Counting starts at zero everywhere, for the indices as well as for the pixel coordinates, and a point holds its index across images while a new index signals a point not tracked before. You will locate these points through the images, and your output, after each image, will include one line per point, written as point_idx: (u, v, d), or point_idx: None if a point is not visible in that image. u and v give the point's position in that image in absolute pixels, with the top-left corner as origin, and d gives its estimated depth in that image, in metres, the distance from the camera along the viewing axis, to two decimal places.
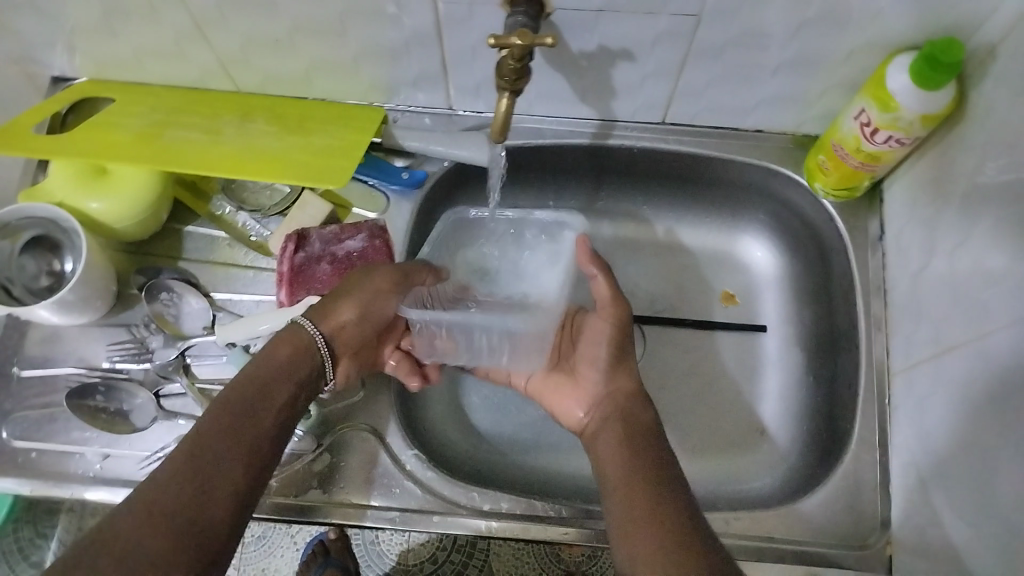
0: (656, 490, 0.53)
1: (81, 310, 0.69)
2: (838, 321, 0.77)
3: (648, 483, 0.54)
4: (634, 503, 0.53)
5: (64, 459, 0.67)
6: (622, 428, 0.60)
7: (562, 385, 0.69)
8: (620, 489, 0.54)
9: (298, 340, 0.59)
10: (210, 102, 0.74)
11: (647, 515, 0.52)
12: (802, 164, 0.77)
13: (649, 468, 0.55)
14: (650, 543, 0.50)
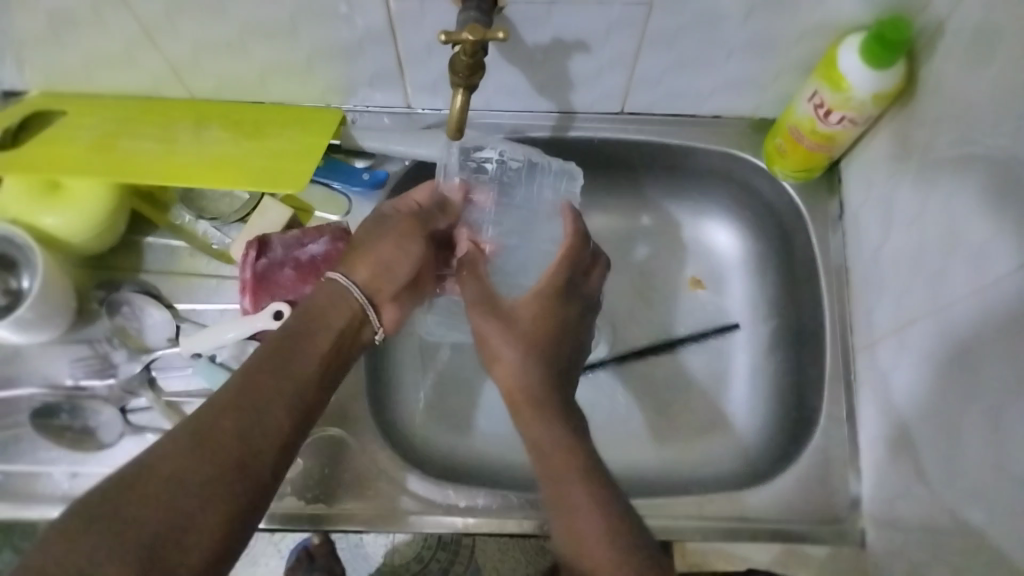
0: (581, 479, 0.54)
1: (41, 328, 0.68)
2: (803, 301, 0.77)
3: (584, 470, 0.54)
4: (566, 492, 0.53)
5: (31, 479, 0.67)
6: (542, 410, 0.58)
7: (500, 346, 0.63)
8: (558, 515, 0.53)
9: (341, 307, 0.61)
10: (164, 111, 0.73)
11: (585, 507, 0.53)
12: (761, 147, 0.78)
13: (577, 452, 0.55)
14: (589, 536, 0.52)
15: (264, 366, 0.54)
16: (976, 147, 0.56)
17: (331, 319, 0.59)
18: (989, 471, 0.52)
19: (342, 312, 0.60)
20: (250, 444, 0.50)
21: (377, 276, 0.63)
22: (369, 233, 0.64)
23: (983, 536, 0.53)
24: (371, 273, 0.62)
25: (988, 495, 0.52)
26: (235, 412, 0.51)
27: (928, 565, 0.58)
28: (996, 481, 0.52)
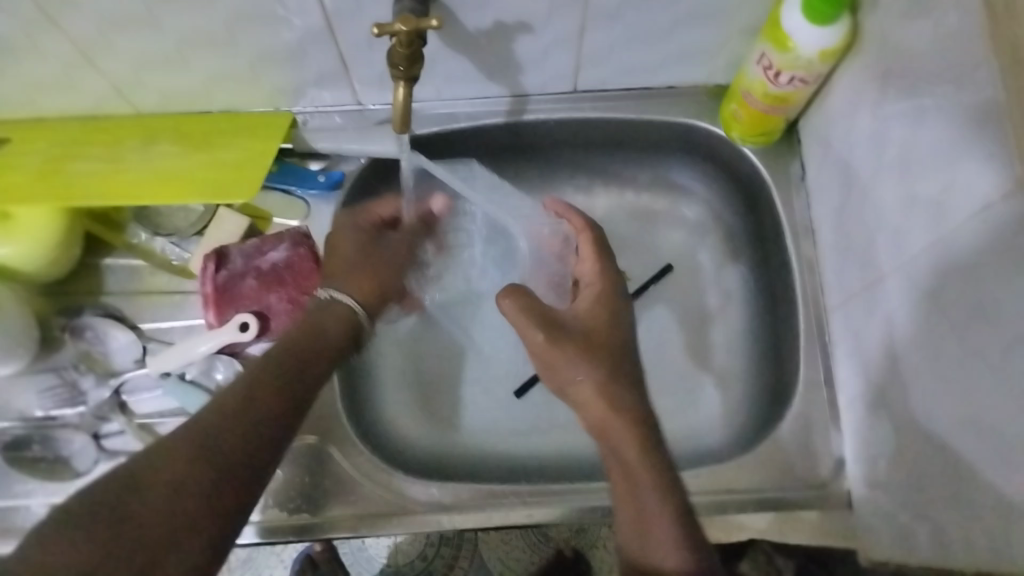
0: (651, 488, 0.54)
1: (2, 360, 0.67)
2: (773, 266, 0.77)
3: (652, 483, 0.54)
4: (631, 528, 0.54)
5: (9, 514, 0.65)
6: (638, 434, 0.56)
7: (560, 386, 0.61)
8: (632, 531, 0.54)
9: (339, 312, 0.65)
10: (110, 131, 0.72)
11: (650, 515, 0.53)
12: (717, 114, 0.77)
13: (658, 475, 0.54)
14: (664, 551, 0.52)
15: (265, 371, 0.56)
16: (925, 98, 0.55)
17: (333, 327, 0.64)
18: (965, 420, 0.52)
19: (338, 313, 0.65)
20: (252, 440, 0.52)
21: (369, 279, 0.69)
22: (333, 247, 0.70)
23: (963, 487, 0.53)
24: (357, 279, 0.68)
25: (966, 446, 0.52)
26: (242, 415, 0.53)
27: (913, 521, 0.58)
28: (973, 431, 0.51)
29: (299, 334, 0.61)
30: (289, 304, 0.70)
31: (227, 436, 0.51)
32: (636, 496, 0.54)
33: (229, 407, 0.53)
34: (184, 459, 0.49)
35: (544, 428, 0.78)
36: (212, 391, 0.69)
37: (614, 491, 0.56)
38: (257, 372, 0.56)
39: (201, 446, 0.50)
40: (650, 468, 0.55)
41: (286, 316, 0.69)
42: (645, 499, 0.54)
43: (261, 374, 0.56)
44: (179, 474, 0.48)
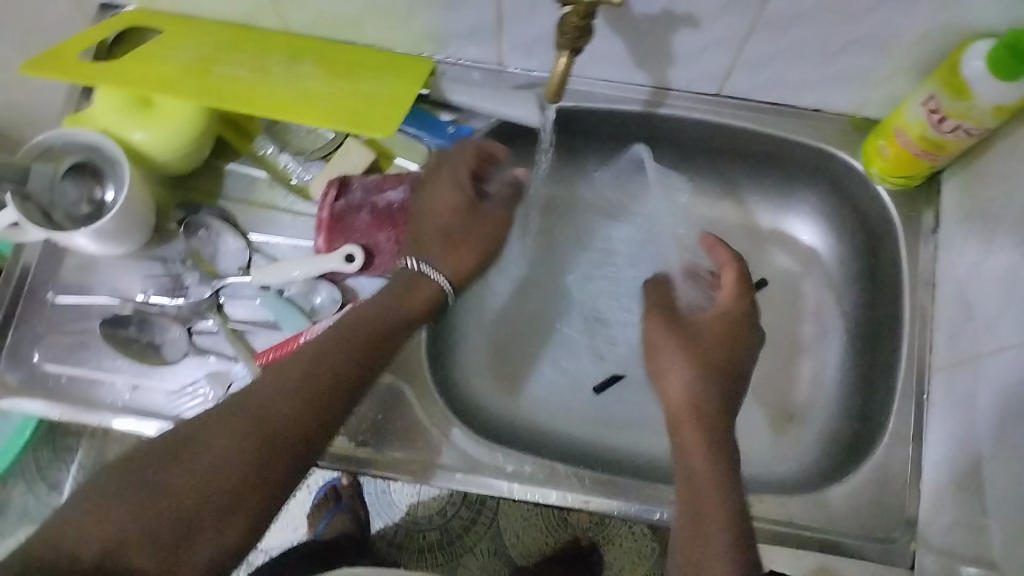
0: None
1: (119, 240, 0.69)
2: (881, 311, 0.75)
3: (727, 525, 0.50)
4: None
5: (94, 385, 0.69)
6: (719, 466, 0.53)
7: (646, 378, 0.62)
8: None
9: (422, 299, 0.65)
10: (259, 42, 0.73)
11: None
12: (858, 147, 0.75)
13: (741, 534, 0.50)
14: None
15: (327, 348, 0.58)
16: None
17: (418, 291, 0.66)
18: None
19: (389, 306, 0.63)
20: (301, 424, 0.54)
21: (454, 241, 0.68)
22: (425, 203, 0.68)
23: None
24: (458, 255, 0.68)
25: None
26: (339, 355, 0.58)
27: None
28: None
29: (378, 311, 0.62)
30: (395, 245, 0.71)
31: (278, 414, 0.54)
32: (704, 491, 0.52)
33: (290, 385, 0.55)
34: (229, 437, 0.52)
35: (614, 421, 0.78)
36: (306, 313, 0.70)
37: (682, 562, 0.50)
38: (324, 344, 0.58)
39: (252, 425, 0.53)
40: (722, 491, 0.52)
41: (389, 256, 0.71)
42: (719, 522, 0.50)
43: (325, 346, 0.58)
44: (221, 452, 0.52)
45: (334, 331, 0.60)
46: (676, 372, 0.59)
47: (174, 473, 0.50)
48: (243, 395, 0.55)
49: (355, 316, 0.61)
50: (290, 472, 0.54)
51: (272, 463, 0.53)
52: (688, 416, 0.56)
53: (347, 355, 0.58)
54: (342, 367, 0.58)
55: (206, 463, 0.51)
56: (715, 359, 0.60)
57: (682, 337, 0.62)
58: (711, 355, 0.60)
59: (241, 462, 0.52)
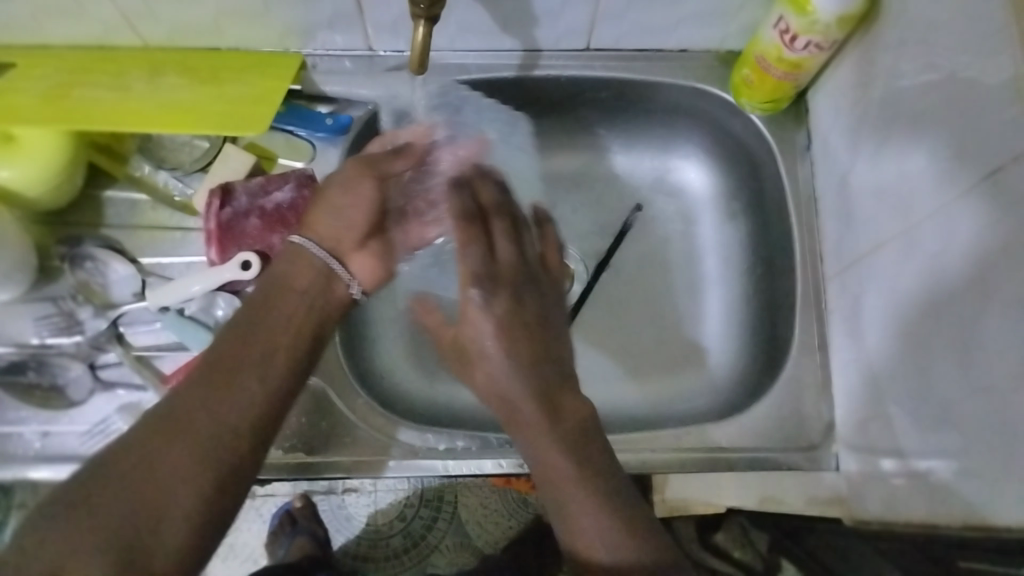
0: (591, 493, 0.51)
1: (2, 285, 0.66)
2: (774, 233, 0.78)
3: (603, 512, 0.51)
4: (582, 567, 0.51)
5: (1, 440, 0.66)
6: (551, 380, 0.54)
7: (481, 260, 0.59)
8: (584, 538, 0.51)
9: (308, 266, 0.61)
10: (115, 61, 0.70)
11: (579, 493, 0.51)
12: (727, 81, 0.77)
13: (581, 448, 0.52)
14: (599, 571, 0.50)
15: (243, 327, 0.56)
16: (939, 72, 0.56)
17: (299, 277, 0.60)
18: (958, 387, 0.53)
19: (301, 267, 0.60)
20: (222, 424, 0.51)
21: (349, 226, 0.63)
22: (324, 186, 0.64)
23: (950, 453, 0.54)
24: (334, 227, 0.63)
25: (959, 412, 0.53)
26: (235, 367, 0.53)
27: (897, 481, 0.60)
28: (966, 394, 0.52)
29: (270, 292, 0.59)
30: None
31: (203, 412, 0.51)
32: (608, 503, 0.51)
33: (215, 376, 0.53)
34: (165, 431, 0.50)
35: None
36: (211, 327, 0.69)
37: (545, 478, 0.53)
38: (244, 328, 0.56)
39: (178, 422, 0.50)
40: (593, 503, 0.51)
41: None
42: (602, 526, 0.50)
43: (244, 327, 0.56)
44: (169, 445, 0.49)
45: (234, 326, 0.56)
46: (494, 364, 0.54)
47: (164, 448, 0.49)
48: (173, 405, 0.51)
49: (246, 303, 0.58)
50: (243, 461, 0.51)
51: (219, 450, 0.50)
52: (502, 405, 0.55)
53: (272, 337, 0.56)
54: (273, 346, 0.56)
55: (135, 478, 0.47)
56: (547, 373, 0.54)
57: (513, 301, 0.55)
58: (516, 350, 0.54)
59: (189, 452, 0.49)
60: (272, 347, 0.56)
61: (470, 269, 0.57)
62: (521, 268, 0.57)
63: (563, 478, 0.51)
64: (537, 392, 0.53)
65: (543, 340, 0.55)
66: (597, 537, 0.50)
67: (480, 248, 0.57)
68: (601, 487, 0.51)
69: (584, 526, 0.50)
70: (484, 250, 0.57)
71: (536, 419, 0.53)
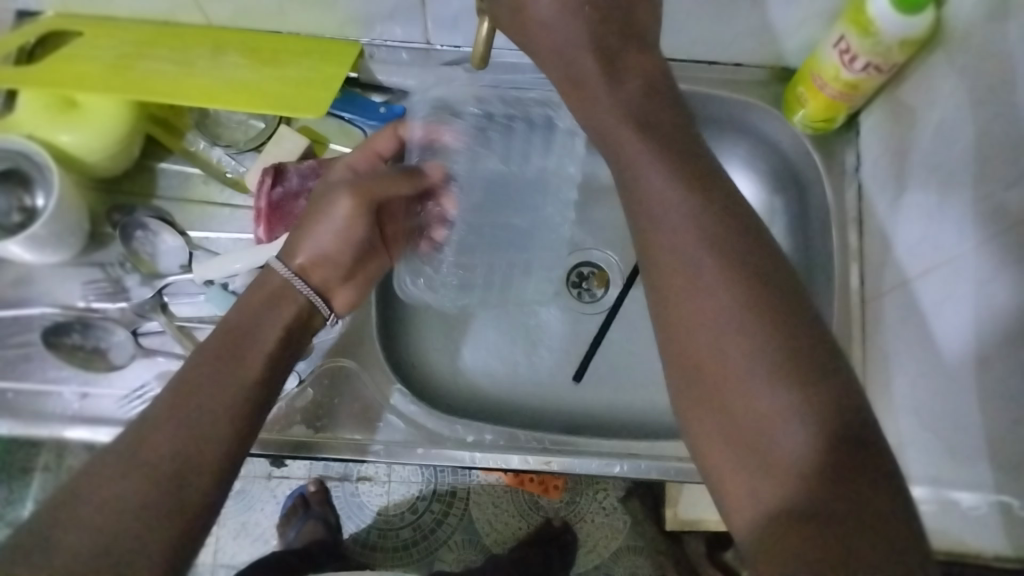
0: (774, 340, 0.43)
1: (54, 247, 0.67)
2: (815, 254, 0.78)
3: (767, 362, 0.43)
4: (728, 451, 0.43)
5: (41, 397, 0.68)
6: (690, 171, 0.49)
7: (574, 95, 0.55)
8: (783, 412, 0.41)
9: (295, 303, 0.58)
10: (179, 37, 0.71)
11: (768, 360, 0.43)
12: (780, 97, 0.77)
13: (753, 279, 0.45)
14: (739, 489, 0.42)
15: (235, 329, 0.55)
16: (1000, 103, 0.55)
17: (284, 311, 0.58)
18: (1005, 422, 0.53)
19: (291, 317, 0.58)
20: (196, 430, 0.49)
21: (338, 264, 0.62)
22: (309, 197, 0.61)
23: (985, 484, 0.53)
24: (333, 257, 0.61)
25: (1006, 448, 0.53)
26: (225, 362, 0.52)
27: None
28: (1011, 429, 0.52)
29: (259, 299, 0.57)
30: None
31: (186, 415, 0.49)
32: (779, 353, 0.43)
33: (191, 379, 0.51)
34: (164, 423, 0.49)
35: (570, 385, 0.79)
36: None
37: (701, 345, 0.45)
38: (231, 324, 0.55)
39: (177, 410, 0.49)
40: (757, 368, 0.43)
41: None
42: (766, 384, 0.42)
43: (235, 325, 0.55)
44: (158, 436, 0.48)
45: (216, 345, 0.53)
46: (663, 203, 0.48)
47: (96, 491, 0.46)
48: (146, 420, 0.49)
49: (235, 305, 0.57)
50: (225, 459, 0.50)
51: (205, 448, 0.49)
52: (641, 214, 0.49)
53: (201, 399, 0.50)
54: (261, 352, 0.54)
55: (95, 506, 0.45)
56: (733, 237, 0.47)
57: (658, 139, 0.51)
58: (650, 182, 0.49)
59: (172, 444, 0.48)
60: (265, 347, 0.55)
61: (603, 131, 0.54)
62: (649, 90, 0.54)
63: (717, 325, 0.44)
64: (715, 253, 0.46)
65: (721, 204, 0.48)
66: (779, 431, 0.41)
67: (605, 82, 0.53)
68: (794, 329, 0.43)
69: (740, 397, 0.43)
70: (605, 75, 0.53)
71: (707, 266, 0.46)
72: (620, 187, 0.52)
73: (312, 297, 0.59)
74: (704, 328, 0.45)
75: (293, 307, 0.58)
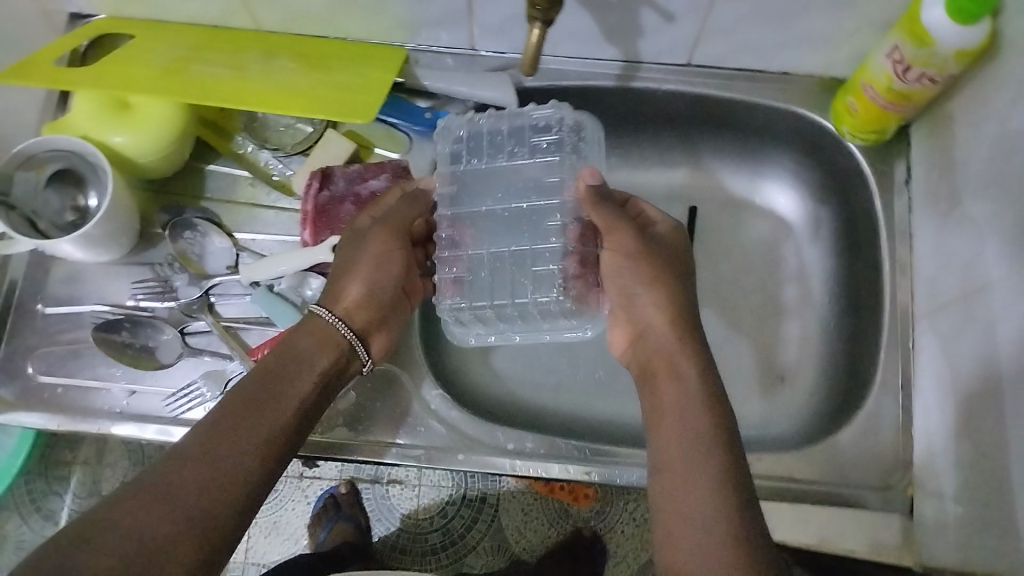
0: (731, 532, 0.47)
1: (106, 246, 0.68)
2: (862, 266, 0.77)
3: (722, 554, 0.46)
4: None
5: (89, 394, 0.68)
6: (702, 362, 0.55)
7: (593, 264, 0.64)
8: None
9: (327, 333, 0.59)
10: (230, 41, 0.72)
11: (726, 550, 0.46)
12: (828, 107, 0.76)
13: (734, 476, 0.49)
14: None
15: (269, 373, 0.55)
16: None
17: (322, 354, 0.58)
18: None
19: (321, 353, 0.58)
20: (226, 467, 0.49)
21: (371, 304, 0.63)
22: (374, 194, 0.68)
23: None
24: (358, 301, 0.62)
25: None
26: (272, 398, 0.54)
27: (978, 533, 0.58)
28: None
29: (281, 350, 0.57)
30: None
31: (223, 450, 0.50)
32: (735, 547, 0.46)
33: (240, 408, 0.52)
34: (197, 457, 0.49)
35: (609, 394, 0.79)
36: (297, 305, 0.71)
37: (670, 506, 0.50)
38: (270, 363, 0.56)
39: (214, 441, 0.50)
40: (703, 540, 0.47)
41: None
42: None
43: (274, 367, 0.56)
44: (194, 468, 0.48)
45: (253, 383, 0.54)
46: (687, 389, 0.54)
47: (130, 514, 0.45)
48: (176, 451, 0.49)
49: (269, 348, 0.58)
50: (248, 499, 0.49)
51: (230, 483, 0.49)
52: (661, 368, 0.56)
53: (234, 439, 0.50)
54: (294, 402, 0.54)
55: (129, 523, 0.45)
56: (717, 416, 0.52)
57: (675, 293, 0.59)
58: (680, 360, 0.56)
59: (202, 478, 0.48)
60: (301, 387, 0.56)
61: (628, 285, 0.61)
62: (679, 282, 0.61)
63: (692, 504, 0.48)
64: (709, 411, 0.52)
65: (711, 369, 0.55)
66: None
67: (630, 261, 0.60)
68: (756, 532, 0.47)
69: (684, 552, 0.47)
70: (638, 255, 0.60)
71: (698, 448, 0.50)
72: (637, 348, 0.60)
73: (352, 342, 0.61)
74: (676, 500, 0.49)
75: (327, 355, 0.59)
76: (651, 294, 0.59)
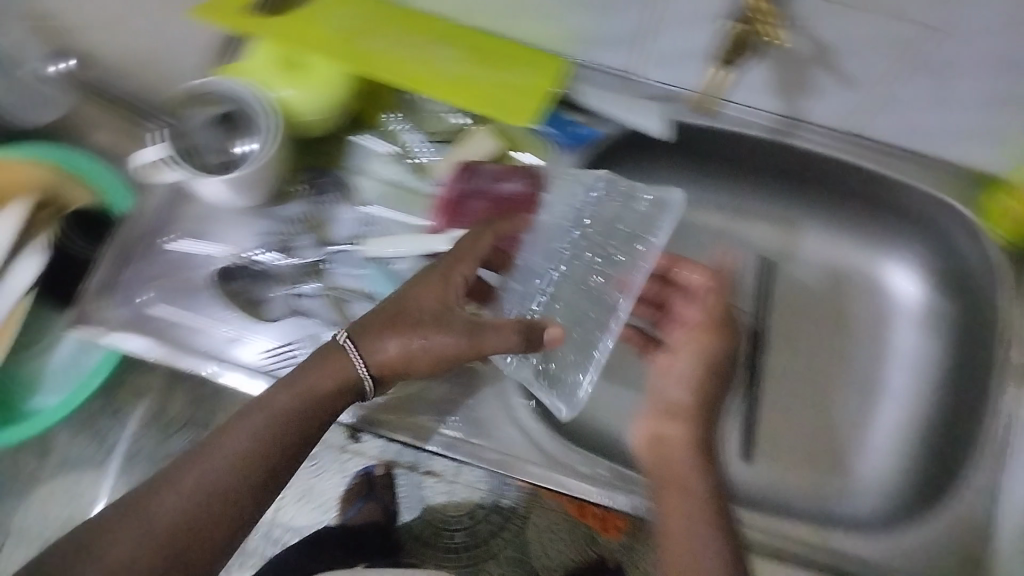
0: None
1: (248, 194, 0.69)
2: (975, 369, 0.74)
3: None
4: None
5: (190, 333, 0.69)
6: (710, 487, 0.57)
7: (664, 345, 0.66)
8: None
9: (339, 368, 0.59)
10: (405, 21, 0.72)
11: None
12: (978, 202, 0.73)
13: None
14: None
15: (277, 400, 0.57)
16: None
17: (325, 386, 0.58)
18: None
19: (324, 393, 0.58)
20: (212, 495, 0.53)
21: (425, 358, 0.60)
22: (475, 241, 0.63)
23: None
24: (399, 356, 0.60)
25: None
26: (271, 430, 0.56)
27: None
28: None
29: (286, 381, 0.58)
30: None
31: (212, 477, 0.54)
32: None
33: (238, 444, 0.55)
34: (188, 480, 0.53)
35: None
36: None
37: None
38: (268, 392, 0.58)
39: (201, 465, 0.54)
40: None
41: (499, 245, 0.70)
42: None
43: (273, 396, 0.58)
44: (183, 492, 0.53)
45: (254, 413, 0.57)
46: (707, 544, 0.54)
47: (109, 543, 0.50)
48: (162, 477, 0.54)
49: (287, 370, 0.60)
50: (229, 532, 0.54)
51: (212, 518, 0.53)
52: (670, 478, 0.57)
53: (223, 469, 0.54)
54: (288, 434, 0.57)
55: (116, 552, 0.50)
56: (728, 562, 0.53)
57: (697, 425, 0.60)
58: (690, 479, 0.57)
59: (185, 504, 0.53)
60: (302, 419, 0.58)
61: (672, 401, 0.62)
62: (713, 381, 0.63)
63: None
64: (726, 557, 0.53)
65: (732, 535, 0.55)
66: None
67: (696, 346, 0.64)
68: None
69: None
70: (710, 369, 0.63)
71: None
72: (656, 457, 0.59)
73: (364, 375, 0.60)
74: None
75: (330, 393, 0.59)
76: (690, 397, 0.61)
